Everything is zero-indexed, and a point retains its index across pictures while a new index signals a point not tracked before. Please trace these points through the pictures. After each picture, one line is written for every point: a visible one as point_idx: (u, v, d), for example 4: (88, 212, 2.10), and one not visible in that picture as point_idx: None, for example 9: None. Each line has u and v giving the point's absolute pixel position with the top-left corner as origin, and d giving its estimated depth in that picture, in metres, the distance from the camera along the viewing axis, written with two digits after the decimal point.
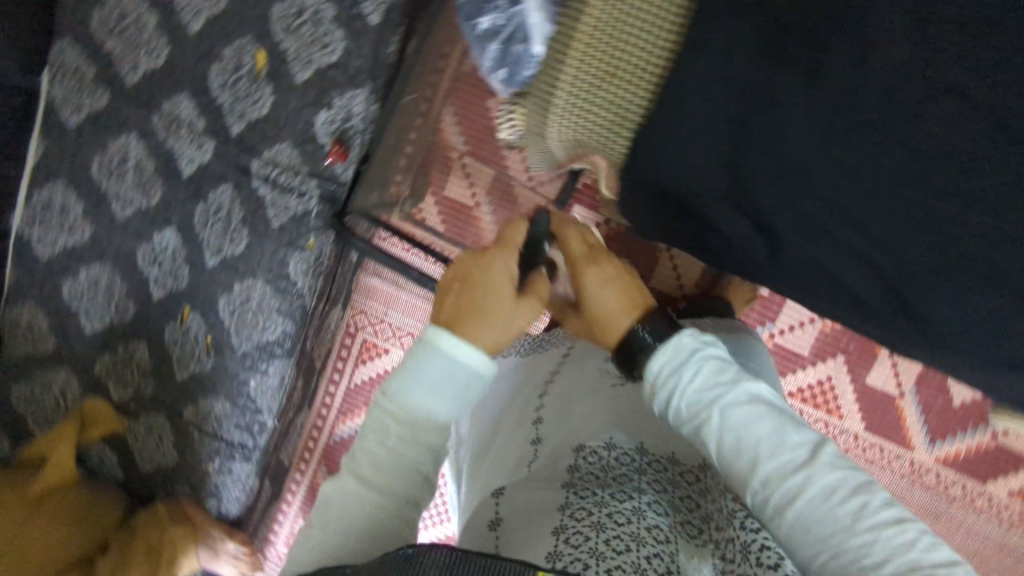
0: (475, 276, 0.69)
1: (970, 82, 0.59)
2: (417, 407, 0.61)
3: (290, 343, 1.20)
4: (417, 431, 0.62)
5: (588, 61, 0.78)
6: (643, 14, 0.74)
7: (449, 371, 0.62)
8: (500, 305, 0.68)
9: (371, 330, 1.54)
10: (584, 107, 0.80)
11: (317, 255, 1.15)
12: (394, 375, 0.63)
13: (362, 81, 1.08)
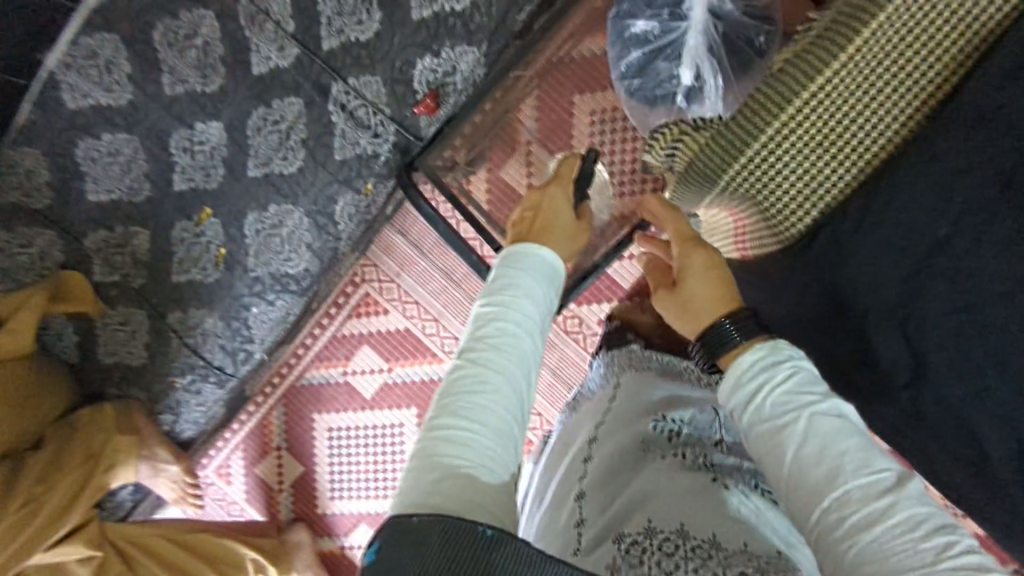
0: (544, 205, 0.81)
1: None
2: (510, 293, 0.66)
3: (308, 283, 1.11)
4: (510, 328, 0.64)
5: (803, 125, 0.70)
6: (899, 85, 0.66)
7: (537, 264, 0.70)
8: (569, 226, 0.79)
9: (377, 286, 1.41)
10: (784, 161, 0.72)
11: (370, 201, 1.07)
12: (488, 283, 0.69)
13: (478, 40, 0.99)
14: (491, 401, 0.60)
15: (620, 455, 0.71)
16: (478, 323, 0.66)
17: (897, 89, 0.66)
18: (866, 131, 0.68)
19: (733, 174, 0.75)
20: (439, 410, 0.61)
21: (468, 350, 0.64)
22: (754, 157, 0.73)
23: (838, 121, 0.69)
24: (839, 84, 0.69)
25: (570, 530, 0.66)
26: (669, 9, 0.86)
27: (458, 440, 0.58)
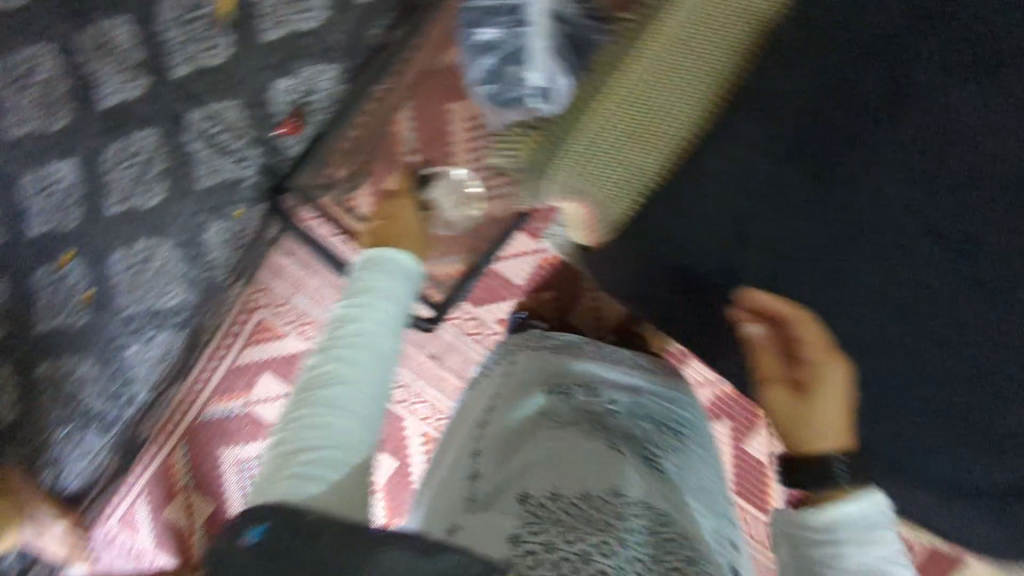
0: (396, 216, 0.84)
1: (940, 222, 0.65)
2: (369, 292, 0.68)
3: (187, 316, 1.07)
4: (368, 323, 0.65)
5: (616, 116, 0.73)
6: (688, 79, 0.73)
7: (397, 265, 0.71)
8: (415, 230, 0.82)
9: (268, 316, 1.24)
10: (611, 154, 0.73)
11: (241, 227, 1.06)
12: (347, 287, 0.70)
13: (336, 57, 1.02)
14: (346, 397, 0.60)
15: (518, 432, 0.80)
16: (334, 327, 0.66)
17: (697, 79, 0.73)
18: (674, 118, 0.73)
19: (567, 169, 0.73)
20: (295, 410, 0.59)
21: (329, 344, 0.64)
22: (580, 150, 0.73)
23: (647, 113, 0.73)
24: (647, 77, 0.73)
25: (463, 485, 0.76)
26: (512, 16, 0.91)
27: (320, 422, 0.57)
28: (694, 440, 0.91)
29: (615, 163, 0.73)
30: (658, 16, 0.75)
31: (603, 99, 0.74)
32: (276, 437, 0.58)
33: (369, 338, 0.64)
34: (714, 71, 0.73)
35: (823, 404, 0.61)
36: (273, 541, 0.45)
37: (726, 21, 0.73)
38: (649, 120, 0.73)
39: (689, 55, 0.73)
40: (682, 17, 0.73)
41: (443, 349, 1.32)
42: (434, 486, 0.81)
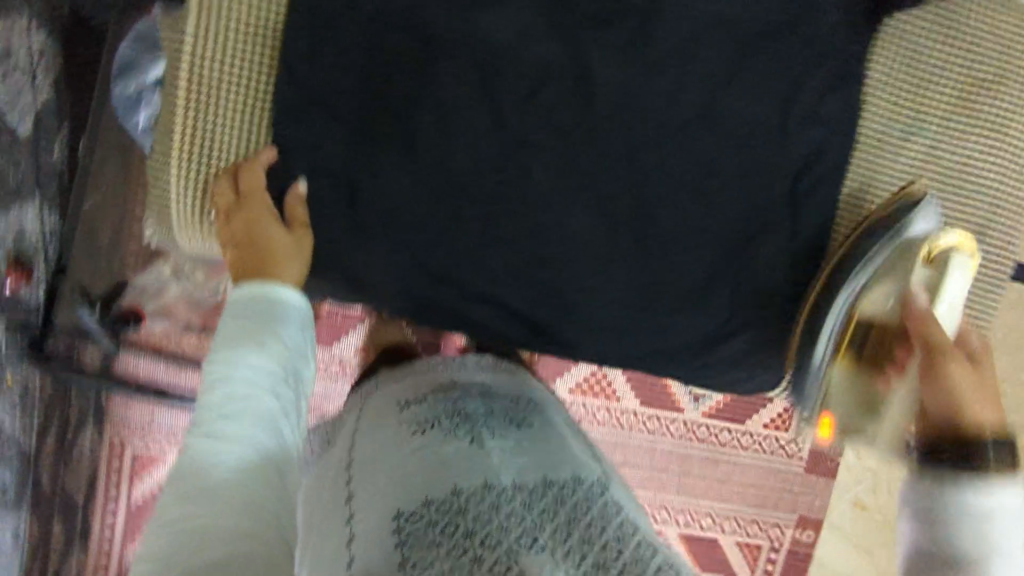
0: (252, 249, 0.60)
1: (545, 133, 0.63)
2: (231, 359, 0.53)
3: (16, 491, 1.06)
4: (245, 397, 0.52)
5: (199, 158, 0.63)
6: (237, 83, 0.62)
7: (270, 311, 0.57)
8: (285, 247, 0.60)
9: (142, 440, 1.37)
10: (212, 142, 0.62)
11: (23, 389, 1.03)
12: (212, 342, 0.55)
13: (29, 192, 0.98)
14: (232, 485, 0.48)
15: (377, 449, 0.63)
16: (208, 404, 0.51)
17: (261, 17, 0.61)
18: (259, 72, 0.62)
19: (178, 172, 0.63)
20: (170, 497, 0.47)
21: (200, 420, 0.51)
22: (183, 149, 0.62)
23: (226, 85, 0.61)
24: (204, 39, 0.61)
25: (338, 525, 0.58)
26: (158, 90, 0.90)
27: (201, 525, 0.45)
28: (558, 403, 0.74)
29: (221, 149, 0.63)
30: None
31: (174, 85, 0.61)
32: (165, 521, 0.46)
33: (244, 412, 0.51)
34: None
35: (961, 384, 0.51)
36: None
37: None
38: (230, 87, 0.62)
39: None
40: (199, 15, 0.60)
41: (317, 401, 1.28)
42: (307, 537, 0.63)
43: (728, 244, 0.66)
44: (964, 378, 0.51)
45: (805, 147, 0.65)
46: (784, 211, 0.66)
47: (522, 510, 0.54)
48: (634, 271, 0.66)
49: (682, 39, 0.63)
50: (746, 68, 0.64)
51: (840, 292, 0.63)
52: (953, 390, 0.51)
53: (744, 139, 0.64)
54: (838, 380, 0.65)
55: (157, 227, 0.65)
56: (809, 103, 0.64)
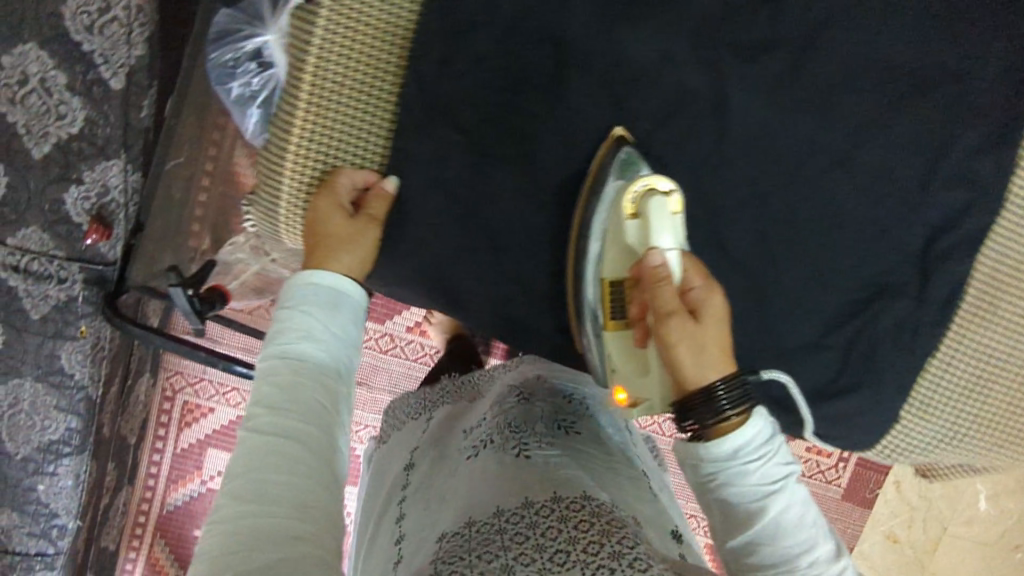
0: (314, 235, 0.62)
1: (675, 168, 0.61)
2: (286, 350, 0.55)
3: (80, 439, 1.08)
4: (294, 388, 0.54)
5: (314, 153, 0.63)
6: (360, 82, 0.63)
7: (319, 296, 0.59)
8: (346, 238, 0.61)
9: (191, 390, 1.42)
10: (331, 135, 0.63)
11: (94, 341, 1.04)
12: (266, 337, 0.57)
13: (113, 150, 0.98)
14: (283, 475, 0.49)
15: (435, 477, 0.67)
16: (261, 397, 0.54)
17: (387, 19, 0.63)
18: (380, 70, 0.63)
19: (293, 163, 0.63)
20: (224, 494, 0.49)
21: (253, 411, 0.53)
22: (301, 140, 0.63)
23: (348, 81, 0.63)
24: (331, 35, 0.62)
25: (391, 546, 0.63)
26: (254, 61, 0.87)
27: (257, 519, 0.47)
28: (604, 414, 0.77)
29: (338, 142, 0.64)
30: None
31: (298, 78, 0.62)
32: (219, 514, 0.48)
33: (295, 402, 0.53)
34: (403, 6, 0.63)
35: (693, 344, 0.51)
36: None
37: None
38: (354, 79, 0.63)
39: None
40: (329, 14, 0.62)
41: (368, 373, 1.31)
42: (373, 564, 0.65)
43: (841, 300, 0.64)
44: (683, 342, 0.51)
45: (936, 208, 0.62)
46: (904, 272, 0.63)
47: (558, 526, 0.51)
48: (750, 323, 0.64)
49: (824, 82, 0.60)
50: (885, 119, 0.61)
51: (589, 247, 0.60)
52: (679, 366, 0.52)
53: (878, 196, 0.62)
54: (613, 348, 0.58)
55: (261, 215, 0.66)
56: (946, 162, 0.61)
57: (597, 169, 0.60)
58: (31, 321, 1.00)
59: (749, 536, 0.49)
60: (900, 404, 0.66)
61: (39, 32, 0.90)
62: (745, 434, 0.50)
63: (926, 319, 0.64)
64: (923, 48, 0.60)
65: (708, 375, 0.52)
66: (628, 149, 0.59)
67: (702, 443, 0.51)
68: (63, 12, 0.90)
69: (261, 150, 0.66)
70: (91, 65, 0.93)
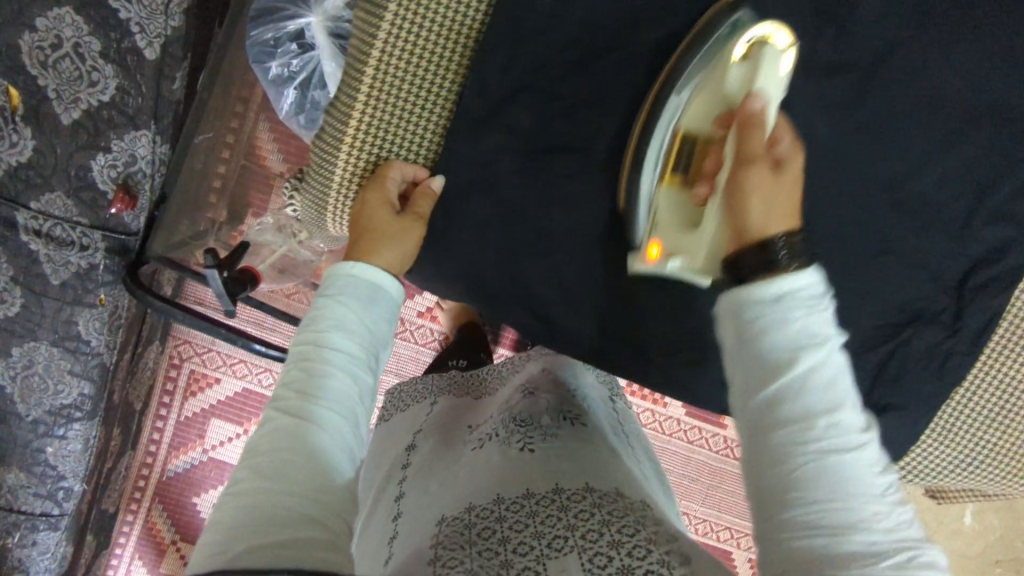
0: (362, 227, 0.67)
1: None
2: (316, 338, 0.59)
3: (92, 404, 1.08)
4: (319, 374, 0.57)
5: (367, 145, 0.72)
6: (417, 86, 0.71)
7: (351, 292, 0.62)
8: (392, 230, 0.67)
9: (199, 360, 1.40)
10: (384, 136, 0.72)
11: (111, 309, 1.06)
12: (299, 323, 0.61)
13: (144, 120, 1.00)
14: (301, 456, 0.52)
15: (440, 460, 0.67)
16: (289, 378, 0.57)
17: (445, 32, 0.70)
18: (433, 82, 0.71)
19: (347, 159, 0.72)
20: (241, 466, 0.52)
21: (280, 392, 0.57)
22: (357, 139, 0.71)
23: (404, 89, 0.71)
24: (393, 46, 0.69)
25: (390, 524, 0.63)
26: (295, 42, 0.87)
27: (267, 491, 0.49)
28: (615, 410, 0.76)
29: (389, 142, 0.72)
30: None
31: (359, 84, 0.70)
32: (234, 484, 0.51)
33: (318, 388, 0.56)
34: (459, 23, 0.69)
35: (764, 189, 0.55)
36: None
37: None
38: (412, 83, 0.71)
39: (433, 6, 0.68)
40: (397, 21, 0.68)
41: None
42: (368, 538, 0.66)
43: (842, 309, 0.69)
44: (757, 183, 0.55)
45: (927, 228, 0.69)
46: (899, 285, 0.69)
47: (559, 517, 0.52)
48: None
49: (848, 117, 0.66)
50: (887, 144, 0.67)
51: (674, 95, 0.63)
52: (747, 213, 0.55)
53: (890, 225, 0.68)
54: (663, 201, 0.63)
55: (313, 195, 0.75)
56: (938, 186, 0.68)
57: (706, 21, 0.63)
58: (50, 287, 0.97)
59: (781, 386, 0.49)
60: (923, 428, 0.72)
61: None
62: (791, 283, 0.51)
63: (915, 329, 0.70)
64: (927, 80, 0.66)
65: (772, 228, 0.54)
66: (740, 15, 0.61)
67: (749, 286, 0.52)
68: None
69: (317, 136, 0.74)
70: (126, 33, 0.94)
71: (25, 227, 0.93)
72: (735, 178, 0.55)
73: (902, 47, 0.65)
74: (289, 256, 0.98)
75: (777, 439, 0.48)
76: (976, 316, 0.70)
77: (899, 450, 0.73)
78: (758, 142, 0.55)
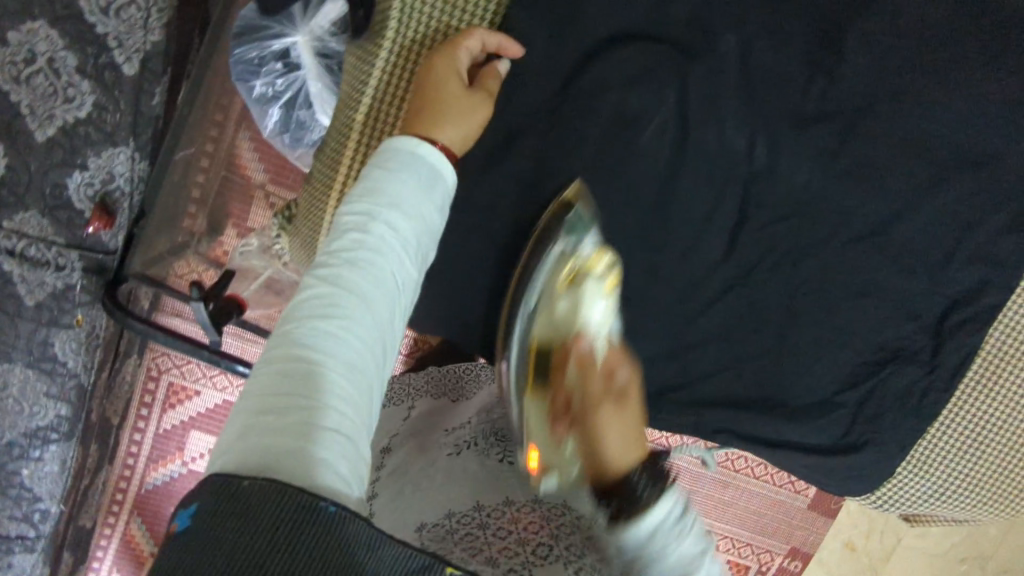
0: (422, 96, 0.63)
1: (696, 225, 0.71)
2: (373, 209, 0.55)
3: (69, 426, 1.05)
4: (372, 247, 0.53)
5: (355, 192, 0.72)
6: None
7: (411, 166, 0.57)
8: (459, 101, 0.63)
9: (177, 372, 1.35)
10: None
11: (89, 331, 1.01)
12: (352, 190, 0.56)
13: (122, 137, 0.95)
14: (346, 334, 0.49)
15: (414, 460, 0.68)
16: (338, 250, 0.53)
17: None
18: None
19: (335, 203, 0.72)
20: (279, 337, 0.49)
21: (328, 258, 0.53)
22: (345, 183, 0.71)
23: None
24: (382, 95, 0.70)
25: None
26: (280, 61, 0.85)
27: (300, 369, 0.47)
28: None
29: None
30: (382, 21, 0.68)
31: (347, 130, 0.70)
32: (268, 358, 0.48)
33: (369, 265, 0.52)
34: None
35: (609, 441, 0.55)
36: (205, 518, 0.37)
37: (446, 20, 0.68)
38: None
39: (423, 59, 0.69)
40: (389, 70, 0.69)
41: None
42: None
43: (820, 345, 0.72)
44: (609, 423, 0.57)
45: (906, 266, 0.70)
46: (879, 321, 0.71)
47: (540, 523, 0.53)
48: (753, 366, 0.73)
49: (833, 157, 0.68)
50: (868, 185, 0.69)
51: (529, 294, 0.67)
52: (602, 445, 0.55)
53: (876, 260, 0.70)
54: (533, 414, 0.62)
55: (302, 238, 0.76)
56: (924, 225, 0.70)
57: (543, 230, 0.69)
58: (25, 307, 0.96)
59: None
60: (899, 460, 0.75)
61: (51, 10, 0.88)
62: (661, 512, 0.47)
63: (894, 367, 0.72)
64: (908, 124, 0.68)
65: (626, 458, 0.54)
66: (575, 214, 0.68)
67: (626, 525, 0.48)
68: None
69: (308, 180, 0.74)
70: (105, 48, 0.91)
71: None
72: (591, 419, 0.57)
73: (887, 90, 0.67)
74: (275, 279, 0.97)
75: None
76: (953, 354, 0.72)
77: (876, 479, 0.76)
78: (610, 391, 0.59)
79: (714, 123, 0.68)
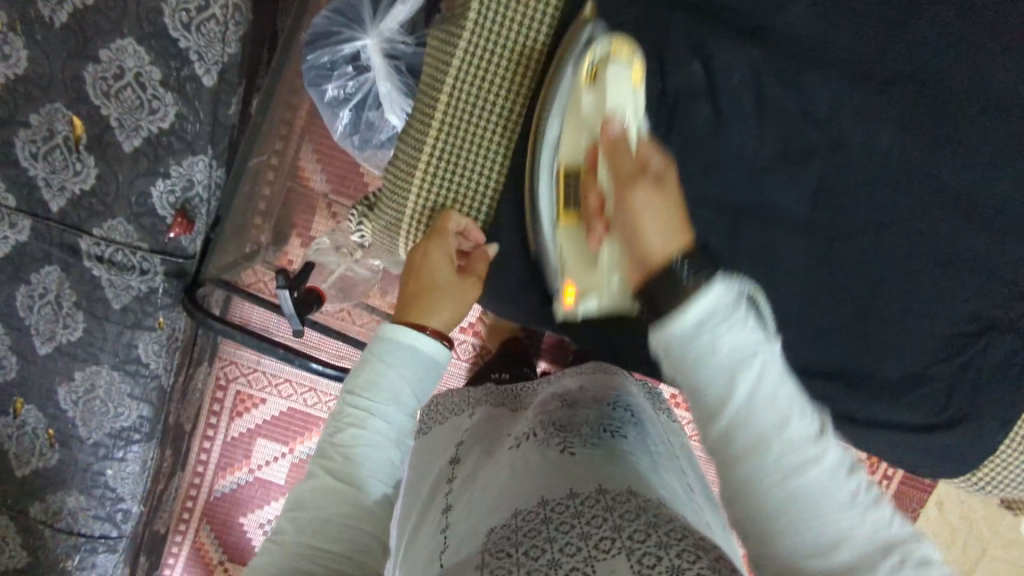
0: (426, 282, 0.70)
1: (783, 193, 0.71)
2: (377, 387, 0.61)
3: (150, 427, 1.09)
4: (376, 423, 0.59)
5: (439, 165, 0.74)
6: (488, 105, 0.73)
7: (411, 352, 0.63)
8: (449, 286, 0.70)
9: (245, 380, 1.39)
10: (455, 160, 0.74)
11: (169, 333, 1.05)
12: (356, 368, 0.63)
13: (201, 145, 0.98)
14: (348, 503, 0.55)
15: (483, 467, 0.68)
16: (346, 416, 0.60)
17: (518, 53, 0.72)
18: (503, 99, 0.73)
19: (422, 177, 0.74)
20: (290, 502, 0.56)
21: (335, 424, 0.60)
22: (430, 158, 0.73)
23: (475, 114, 0.73)
24: (466, 70, 0.72)
25: (437, 535, 0.63)
26: (350, 65, 0.89)
27: (307, 532, 0.53)
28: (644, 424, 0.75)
29: (459, 162, 0.74)
30: (463, 7, 0.72)
31: (433, 104, 0.73)
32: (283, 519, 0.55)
33: (373, 441, 0.59)
34: (527, 47, 0.72)
35: (638, 227, 0.50)
36: None
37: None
38: (484, 103, 0.73)
39: (506, 33, 0.71)
40: (472, 44, 0.71)
41: None
42: (409, 554, 0.67)
43: (908, 320, 0.72)
44: (641, 205, 0.50)
45: (994, 233, 0.71)
46: (964, 290, 0.72)
47: (604, 516, 0.51)
48: (851, 337, 0.73)
49: (914, 126, 0.69)
50: (942, 156, 0.70)
51: (547, 131, 0.67)
52: (642, 236, 0.50)
53: (969, 229, 0.71)
54: (565, 238, 0.67)
55: (385, 218, 0.77)
56: (1012, 192, 0.70)
57: (565, 49, 0.68)
58: (112, 310, 1.02)
59: (727, 421, 0.47)
60: (1001, 438, 0.74)
61: (138, 26, 0.92)
62: (706, 305, 0.46)
63: (991, 340, 0.73)
64: (984, 92, 0.69)
65: (671, 250, 0.49)
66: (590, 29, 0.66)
67: (666, 325, 0.48)
68: (163, 9, 0.92)
69: (393, 158, 0.77)
70: (185, 62, 0.94)
71: (89, 253, 1.00)
72: (622, 202, 0.51)
73: (962, 57, 0.68)
74: (347, 275, 1.00)
75: (740, 474, 0.47)
76: None
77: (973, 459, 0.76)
78: (638, 163, 0.53)
79: (796, 92, 0.69)
